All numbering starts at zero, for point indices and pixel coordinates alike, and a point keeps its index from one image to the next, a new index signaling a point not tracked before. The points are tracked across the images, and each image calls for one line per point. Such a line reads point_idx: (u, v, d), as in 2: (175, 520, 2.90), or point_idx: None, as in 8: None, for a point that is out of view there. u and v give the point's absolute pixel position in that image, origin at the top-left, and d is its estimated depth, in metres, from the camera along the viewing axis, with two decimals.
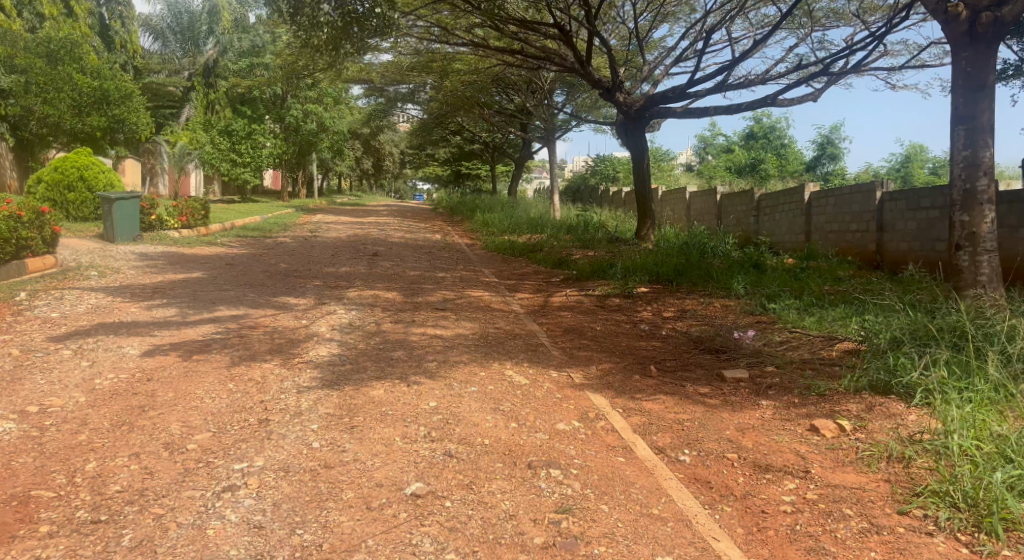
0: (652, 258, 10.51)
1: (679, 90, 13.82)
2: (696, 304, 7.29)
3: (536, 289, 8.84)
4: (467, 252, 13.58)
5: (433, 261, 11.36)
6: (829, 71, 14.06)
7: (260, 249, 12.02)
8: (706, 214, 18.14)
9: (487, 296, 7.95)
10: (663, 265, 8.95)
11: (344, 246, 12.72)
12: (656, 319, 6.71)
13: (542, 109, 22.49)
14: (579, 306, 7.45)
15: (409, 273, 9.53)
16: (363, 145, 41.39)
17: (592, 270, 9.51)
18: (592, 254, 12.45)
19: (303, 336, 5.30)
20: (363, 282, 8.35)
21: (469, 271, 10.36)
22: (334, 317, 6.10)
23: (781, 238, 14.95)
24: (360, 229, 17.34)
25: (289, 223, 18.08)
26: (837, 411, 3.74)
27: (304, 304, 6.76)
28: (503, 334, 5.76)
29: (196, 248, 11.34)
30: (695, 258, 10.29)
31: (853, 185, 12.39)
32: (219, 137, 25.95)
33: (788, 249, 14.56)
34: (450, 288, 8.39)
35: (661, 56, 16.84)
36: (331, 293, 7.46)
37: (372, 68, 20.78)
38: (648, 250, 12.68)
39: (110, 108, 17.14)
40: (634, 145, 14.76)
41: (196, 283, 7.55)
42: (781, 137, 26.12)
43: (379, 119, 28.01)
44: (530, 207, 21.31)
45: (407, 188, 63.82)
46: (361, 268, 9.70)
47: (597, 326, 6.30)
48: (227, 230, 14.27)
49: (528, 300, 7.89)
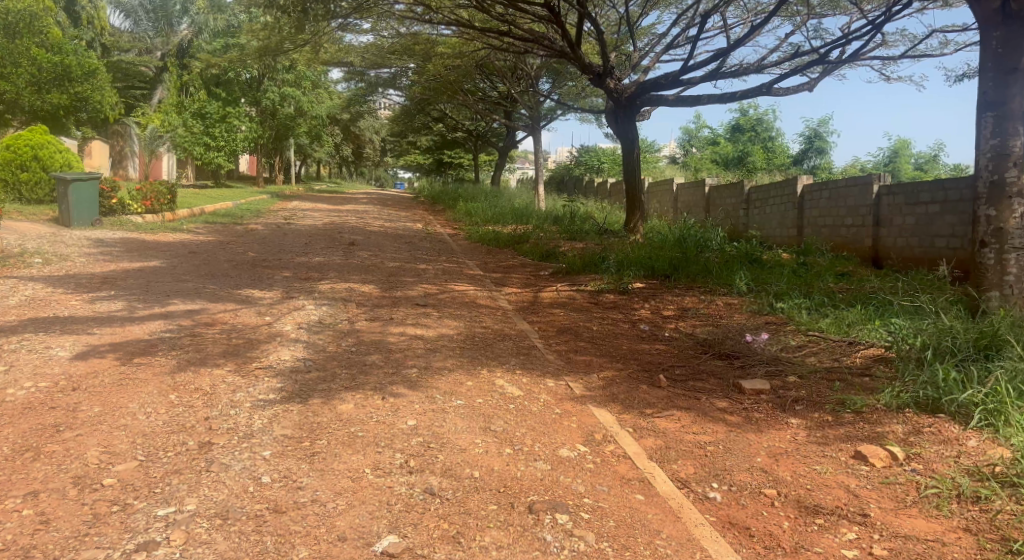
0: (644, 252, 9.99)
1: (672, 77, 13.27)
2: (698, 302, 6.76)
3: (524, 283, 8.28)
4: (450, 243, 12.98)
5: (413, 251, 10.77)
6: (826, 61, 13.59)
7: (229, 236, 11.36)
8: (694, 206, 17.69)
9: (472, 290, 7.37)
10: (658, 259, 8.43)
11: (319, 234, 12.09)
12: (656, 319, 6.17)
13: (527, 97, 21.89)
14: (571, 303, 6.90)
15: (387, 264, 8.93)
16: (342, 131, 40.55)
17: (583, 264, 8.96)
18: (580, 246, 11.92)
19: (265, 336, 4.69)
20: (337, 274, 7.73)
21: (451, 263, 9.78)
22: (303, 314, 5.50)
23: (772, 231, 14.51)
24: (337, 217, 16.65)
25: (262, 210, 17.36)
26: (882, 434, 3.21)
27: (270, 298, 6.14)
28: (490, 335, 5.21)
29: (159, 234, 10.68)
30: (691, 253, 9.78)
31: (849, 179, 11.93)
32: (192, 120, 25.06)
33: (779, 243, 14.12)
34: (432, 281, 7.80)
35: (651, 44, 16.31)
36: (301, 286, 6.85)
37: (351, 51, 20.09)
38: (638, 243, 12.17)
39: (69, 85, 16.65)
40: (624, 133, 14.21)
41: (152, 273, 6.90)
42: (768, 130, 25.75)
43: (359, 105, 27.28)
44: (514, 197, 20.72)
45: (388, 176, 63.01)
46: (336, 259, 9.08)
47: (593, 326, 5.75)
48: (195, 216, 13.54)
49: (516, 296, 7.32)
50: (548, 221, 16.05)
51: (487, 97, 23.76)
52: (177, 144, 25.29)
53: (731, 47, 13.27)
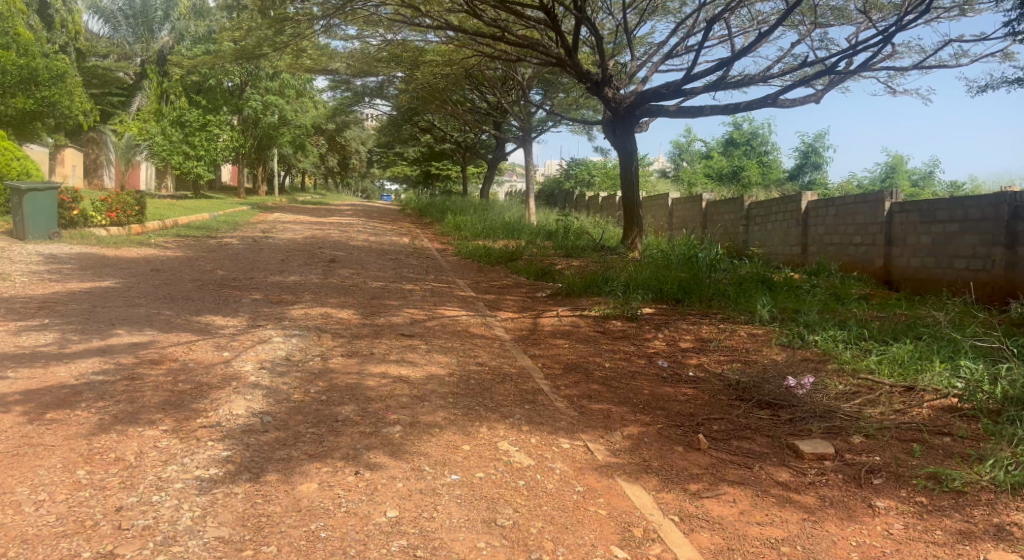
0: (649, 271, 9.29)
1: (674, 86, 12.62)
2: (717, 332, 6.04)
3: (521, 307, 7.54)
4: (438, 259, 12.24)
5: (399, 269, 10.01)
6: (835, 72, 12.98)
7: (200, 250, 10.55)
8: (691, 221, 17.06)
9: (464, 315, 6.62)
10: (667, 281, 7.73)
11: (297, 249, 11.31)
12: (674, 353, 5.45)
13: (519, 108, 21.23)
14: (576, 331, 6.16)
15: (370, 284, 8.16)
16: (327, 142, 39.81)
17: (584, 285, 8.24)
18: (577, 264, 11.22)
19: (222, 378, 3.92)
20: (313, 297, 6.95)
21: (440, 283, 9.02)
22: (271, 347, 4.73)
23: (773, 249, 13.89)
24: (320, 230, 15.84)
25: (240, 222, 16.54)
26: (1002, 527, 2.52)
27: (235, 327, 5.35)
28: (488, 374, 4.46)
29: (123, 249, 9.86)
30: (699, 274, 9.09)
31: (858, 195, 11.29)
32: (171, 128, 24.17)
33: (781, 262, 13.50)
34: (420, 304, 7.06)
35: (648, 53, 15.70)
36: (271, 312, 6.07)
37: (336, 58, 19.45)
38: (638, 261, 11.50)
39: (37, 88, 15.75)
40: (622, 146, 13.54)
41: (102, 296, 6.10)
42: (763, 144, 25.21)
43: (344, 115, 26.61)
44: (504, 211, 20.04)
45: (375, 188, 62.23)
46: (314, 278, 8.28)
47: (607, 362, 5.03)
48: (166, 228, 12.72)
49: (514, 322, 6.58)
50: (540, 236, 15.38)
51: (477, 109, 23.17)
52: (154, 153, 24.43)
53: (735, 57, 12.66)
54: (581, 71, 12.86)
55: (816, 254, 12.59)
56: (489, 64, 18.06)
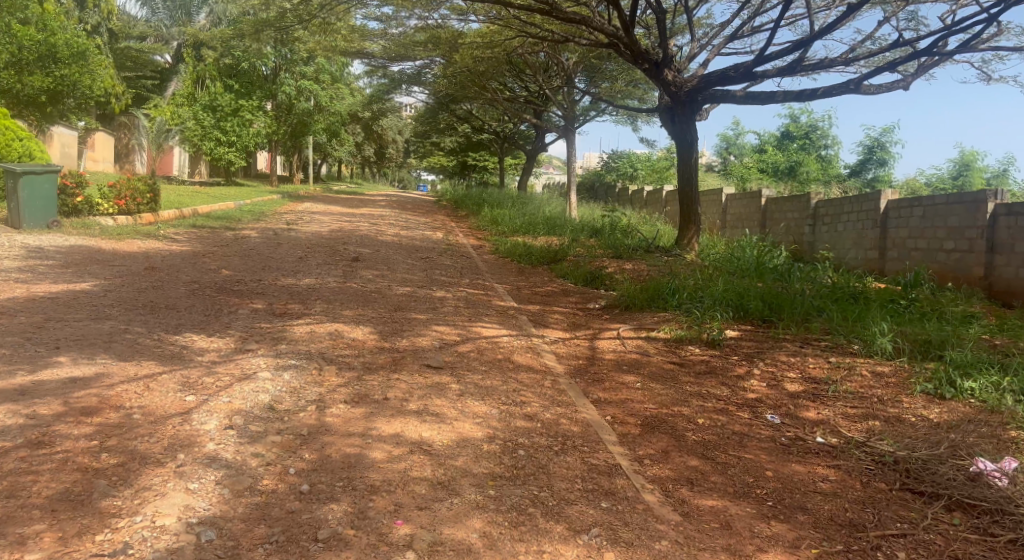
0: (718, 281, 8.00)
1: (744, 68, 11.18)
2: (828, 368, 4.76)
3: (573, 323, 6.28)
4: (474, 258, 11.06)
5: (430, 270, 8.83)
6: (926, 55, 11.43)
7: (212, 244, 9.51)
8: (747, 219, 15.56)
9: (506, 335, 5.41)
10: (748, 296, 6.43)
11: (318, 244, 10.20)
12: (783, 400, 4.18)
13: (562, 96, 19.95)
14: (646, 362, 4.91)
15: (395, 291, 7.00)
16: (363, 130, 38.98)
17: (647, 295, 6.95)
18: (630, 268, 9.98)
19: (167, 443, 2.76)
20: (325, 308, 5.80)
21: (476, 289, 7.80)
22: (256, 387, 3.56)
23: (843, 253, 12.43)
24: (348, 222, 14.81)
25: (266, 211, 15.60)
26: None
27: (217, 351, 4.21)
28: (540, 437, 3.24)
29: (126, 241, 8.87)
30: (776, 286, 7.78)
31: (951, 195, 9.81)
32: (202, 113, 23.39)
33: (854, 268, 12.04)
34: (454, 319, 5.85)
35: (709, 33, 14.25)
36: (269, 329, 4.92)
37: (371, 40, 18.41)
38: (698, 265, 10.21)
39: (56, 65, 14.97)
40: (681, 135, 12.15)
41: (67, 301, 5.02)
42: (821, 137, 23.51)
43: (380, 102, 25.65)
44: (544, 204, 18.83)
45: (410, 177, 61.59)
46: (331, 282, 7.13)
47: (697, 414, 3.80)
48: (183, 218, 11.79)
49: (567, 346, 5.33)
50: (585, 234, 14.13)
51: (517, 97, 21.94)
52: (186, 138, 23.74)
53: (813, 36, 11.19)
54: (639, 49, 11.49)
55: (896, 260, 11.12)
56: (534, 47, 16.78)
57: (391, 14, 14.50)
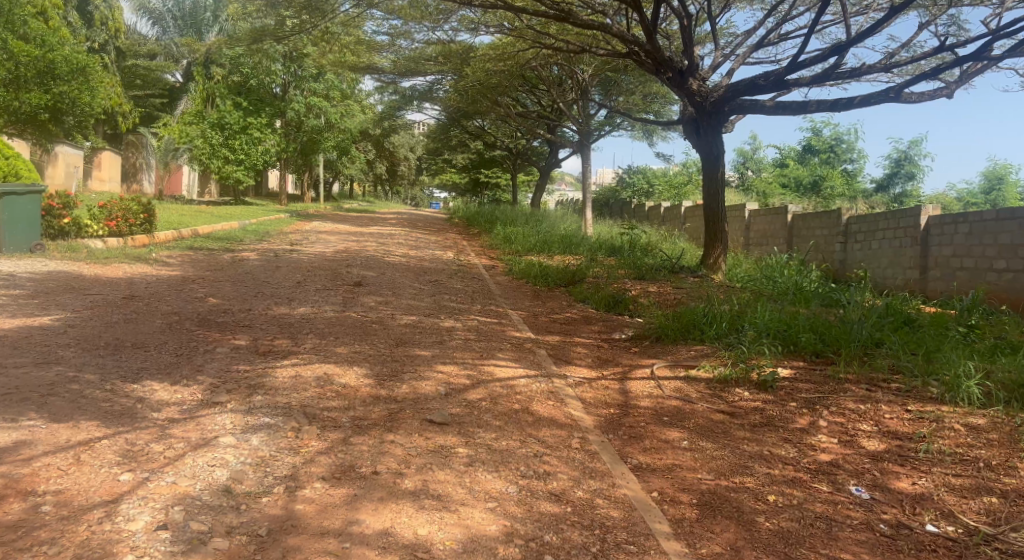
0: (754, 308, 7.24)
1: (774, 76, 10.45)
2: (907, 419, 4.01)
3: (599, 358, 5.53)
4: (487, 280, 10.35)
5: (439, 295, 8.13)
6: (971, 61, 10.64)
7: (206, 268, 8.86)
8: (772, 236, 14.77)
9: (523, 375, 4.69)
10: (795, 327, 5.68)
11: (320, 267, 9.53)
12: (863, 462, 3.46)
13: (578, 110, 19.28)
14: (690, 411, 4.17)
15: (399, 321, 6.31)
16: (374, 147, 38.58)
17: (680, 323, 6.20)
18: (654, 291, 9.24)
19: (72, 554, 2.14)
20: (317, 344, 5.08)
21: (489, 317, 7.09)
22: (217, 456, 2.86)
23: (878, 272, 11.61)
24: (356, 242, 14.15)
25: (271, 232, 15.00)
26: None
27: (178, 405, 3.50)
28: (572, 532, 2.58)
29: (111, 266, 8.22)
30: (819, 314, 7.00)
31: (1003, 211, 9.07)
32: (210, 131, 22.94)
33: (891, 288, 11.22)
34: (465, 355, 5.13)
35: (734, 42, 13.53)
36: (247, 372, 4.22)
37: (381, 54, 17.87)
38: (728, 289, 9.48)
39: (55, 82, 14.53)
40: (707, 147, 11.42)
41: (16, 342, 4.34)
42: (845, 151, 22.69)
43: (391, 119, 25.13)
44: (559, 222, 18.11)
45: (422, 196, 61.23)
46: (328, 311, 6.45)
47: (767, 488, 3.07)
48: (180, 240, 11.18)
49: (594, 389, 4.60)
50: (603, 253, 13.42)
51: (531, 112, 21.34)
52: (195, 157, 23.30)
53: (849, 42, 10.46)
54: (663, 56, 10.79)
55: (937, 281, 10.33)
56: (548, 59, 16.15)
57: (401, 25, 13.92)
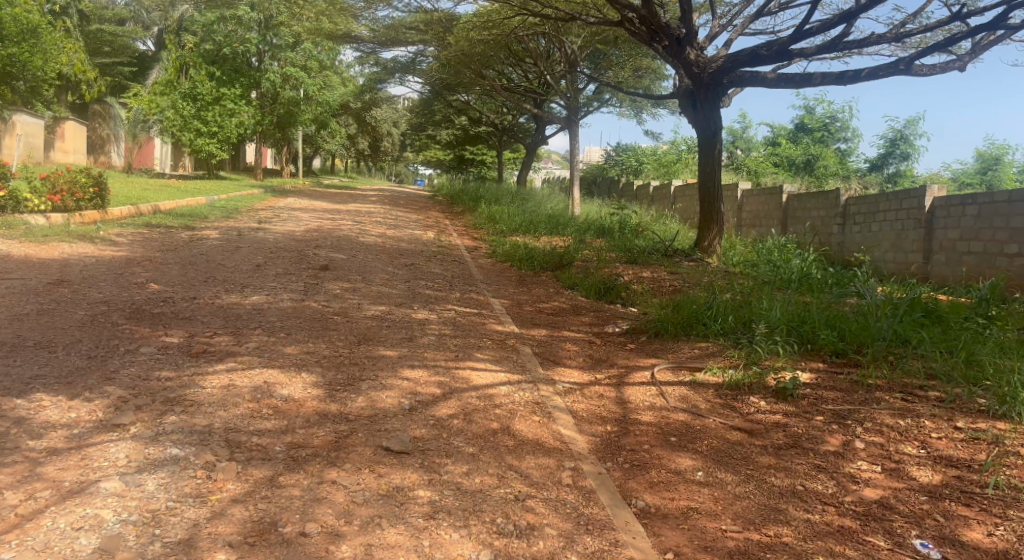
0: (758, 299, 6.59)
1: (778, 46, 9.67)
2: (958, 438, 3.36)
3: (592, 359, 4.86)
4: (468, 263, 9.63)
5: (414, 281, 7.41)
6: (986, 31, 9.91)
7: (159, 248, 8.07)
8: (765, 217, 14.07)
9: (503, 382, 4.00)
10: (810, 325, 5.01)
11: (286, 248, 8.75)
12: (919, 500, 2.82)
13: (566, 85, 18.46)
14: (703, 430, 3.50)
15: (365, 312, 5.59)
16: (355, 121, 37.50)
17: (681, 317, 5.53)
18: (647, 276, 8.58)
19: None
20: (263, 342, 4.35)
21: (468, 307, 6.40)
22: (85, 514, 2.18)
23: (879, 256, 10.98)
24: (331, 220, 13.35)
25: (241, 208, 14.18)
26: None
27: (66, 429, 2.78)
28: None
29: (48, 245, 7.40)
30: (829, 305, 6.34)
31: (1016, 192, 8.43)
32: (182, 101, 21.86)
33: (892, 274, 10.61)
34: (437, 357, 4.44)
35: (733, 10, 12.76)
36: (169, 381, 3.48)
37: (360, 21, 16.96)
38: (725, 274, 8.83)
39: (3, 44, 13.70)
40: (704, 123, 10.70)
41: None
42: (838, 130, 22.00)
43: (372, 92, 24.17)
44: (546, 201, 17.39)
45: (407, 171, 60.25)
46: (285, 301, 5.71)
47: (811, 544, 2.48)
48: (137, 217, 10.37)
49: (587, 400, 3.92)
50: (591, 234, 12.75)
51: (516, 86, 20.50)
52: (166, 129, 22.25)
53: (858, 10, 9.70)
54: (659, 23, 10.00)
55: (940, 266, 9.71)
56: (535, 28, 15.32)
57: None
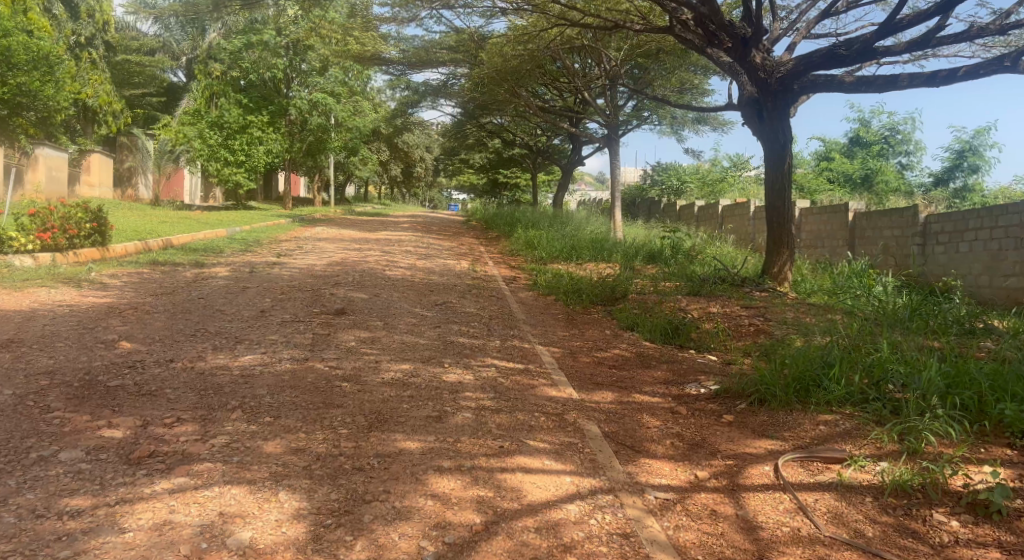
0: (871, 344, 5.20)
1: (859, 44, 8.38)
2: None
3: (683, 445, 3.59)
4: (508, 300, 8.41)
5: (445, 325, 6.23)
6: None
7: (154, 291, 7.03)
8: (828, 238, 12.18)
9: (565, 498, 2.80)
10: (977, 392, 3.63)
11: (300, 287, 7.64)
12: None
13: (607, 102, 17.27)
14: None
15: (382, 376, 4.40)
16: (387, 147, 36.82)
17: (792, 374, 4.18)
18: (717, 312, 7.27)
19: None
20: (237, 435, 3.18)
21: (510, 361, 5.19)
22: None
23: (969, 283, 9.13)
24: (357, 252, 12.30)
25: (262, 240, 13.22)
26: None
27: None
28: None
29: (24, 291, 6.40)
30: (970, 352, 4.92)
31: None
32: (209, 130, 21.14)
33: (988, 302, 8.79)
34: (475, 449, 3.21)
35: (797, 11, 11.48)
36: (72, 522, 2.35)
37: (389, 40, 16.06)
38: (806, 309, 7.46)
39: (12, 72, 14.25)
40: (772, 135, 9.40)
41: None
42: (899, 143, 20.25)
43: (403, 117, 23.31)
44: (587, 224, 16.15)
45: (440, 197, 59.69)
46: (283, 362, 4.55)
47: None
48: (141, 254, 9.41)
49: (696, 527, 2.71)
50: (640, 260, 11.48)
51: (552, 105, 19.36)
52: (193, 158, 21.59)
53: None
54: (719, 22, 8.80)
55: None
56: (574, 40, 14.20)
57: (394, 10, 12.45)
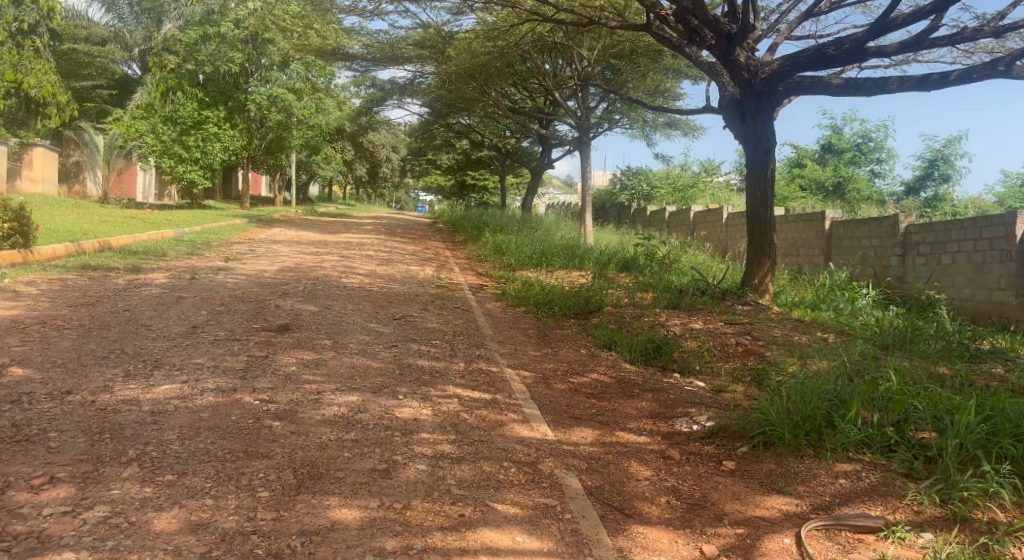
0: (875, 370, 4.65)
1: (849, 44, 7.91)
2: None
3: (681, 504, 3.00)
4: (474, 312, 7.74)
5: (403, 344, 5.54)
6: None
7: (72, 303, 6.20)
8: (804, 246, 11.70)
9: None
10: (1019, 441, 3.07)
11: (243, 298, 6.87)
12: None
13: (578, 104, 16.69)
14: None
15: (321, 413, 3.69)
16: (352, 146, 35.85)
17: (802, 410, 3.56)
18: (699, 329, 6.69)
19: None
20: (123, 503, 2.52)
21: (474, 388, 4.53)
22: None
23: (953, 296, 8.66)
24: (314, 256, 11.50)
25: (211, 242, 12.33)
26: None
27: None
28: None
29: None
30: (985, 382, 4.38)
31: None
32: (162, 125, 19.98)
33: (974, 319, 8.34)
34: (428, 521, 2.59)
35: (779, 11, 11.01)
36: None
37: (353, 34, 15.27)
38: (792, 326, 6.91)
39: None
40: (755, 139, 8.88)
41: None
42: (870, 150, 19.97)
43: (368, 116, 22.48)
44: (557, 229, 15.54)
45: (407, 197, 58.64)
46: (205, 396, 3.82)
47: None
48: (70, 258, 8.51)
49: None
50: (614, 268, 10.89)
51: (523, 107, 18.73)
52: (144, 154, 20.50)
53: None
54: (702, 16, 8.26)
55: None
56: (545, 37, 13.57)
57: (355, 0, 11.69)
